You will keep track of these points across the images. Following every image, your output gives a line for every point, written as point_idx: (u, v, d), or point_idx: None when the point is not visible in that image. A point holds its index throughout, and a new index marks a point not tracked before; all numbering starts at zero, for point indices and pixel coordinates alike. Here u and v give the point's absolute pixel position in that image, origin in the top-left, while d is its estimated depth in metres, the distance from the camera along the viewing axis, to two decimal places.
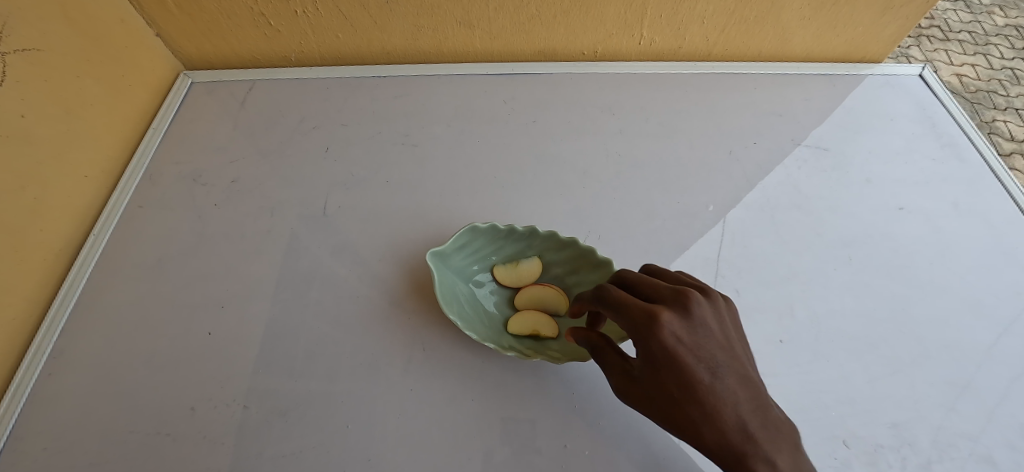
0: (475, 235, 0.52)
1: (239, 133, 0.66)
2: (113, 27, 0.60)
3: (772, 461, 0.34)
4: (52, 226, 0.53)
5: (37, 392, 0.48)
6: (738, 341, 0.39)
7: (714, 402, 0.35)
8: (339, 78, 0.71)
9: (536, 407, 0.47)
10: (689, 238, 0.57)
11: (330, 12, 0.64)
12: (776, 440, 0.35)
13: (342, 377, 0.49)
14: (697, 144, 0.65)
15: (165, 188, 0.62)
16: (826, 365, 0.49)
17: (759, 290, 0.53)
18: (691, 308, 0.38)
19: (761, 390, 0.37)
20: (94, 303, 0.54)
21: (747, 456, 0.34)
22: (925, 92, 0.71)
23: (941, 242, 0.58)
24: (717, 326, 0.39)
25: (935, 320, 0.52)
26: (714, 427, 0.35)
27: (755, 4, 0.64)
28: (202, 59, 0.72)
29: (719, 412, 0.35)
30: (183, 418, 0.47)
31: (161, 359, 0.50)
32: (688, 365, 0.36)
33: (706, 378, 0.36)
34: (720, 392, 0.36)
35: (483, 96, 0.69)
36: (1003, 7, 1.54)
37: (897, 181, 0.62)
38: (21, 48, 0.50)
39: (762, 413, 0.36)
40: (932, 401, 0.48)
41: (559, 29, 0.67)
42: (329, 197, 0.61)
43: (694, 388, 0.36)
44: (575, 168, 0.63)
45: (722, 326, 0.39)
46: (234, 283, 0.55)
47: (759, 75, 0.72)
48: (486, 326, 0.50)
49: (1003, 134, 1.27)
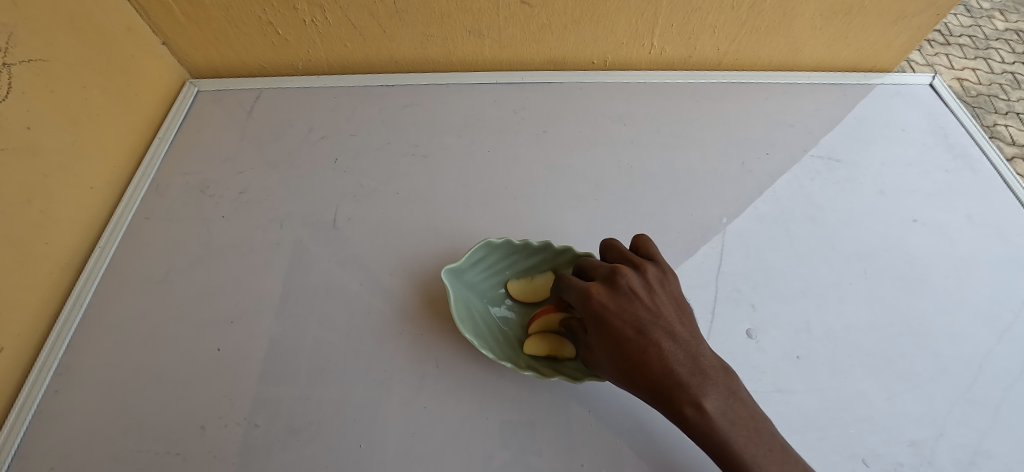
0: (491, 250, 0.51)
1: (246, 143, 0.66)
2: (119, 36, 0.60)
3: (699, 402, 0.37)
4: (58, 239, 0.52)
5: (43, 410, 0.47)
6: (672, 305, 0.43)
7: (639, 355, 0.39)
8: (347, 87, 0.70)
9: (553, 424, 0.47)
10: (702, 251, 0.56)
11: (339, 21, 0.64)
12: (705, 385, 0.38)
13: (354, 394, 0.48)
14: (708, 155, 0.64)
15: (171, 200, 0.61)
16: (844, 381, 0.49)
17: (775, 304, 0.53)
18: (617, 278, 0.42)
19: (693, 342, 0.40)
20: (101, 317, 0.53)
21: (676, 400, 0.38)
22: (935, 102, 0.71)
23: (956, 255, 0.57)
24: (649, 295, 0.43)
25: (951, 334, 0.52)
26: (647, 379, 0.39)
27: (767, 14, 0.64)
28: (209, 67, 0.71)
29: (645, 363, 0.39)
30: (192, 437, 0.46)
31: (170, 376, 0.49)
32: (614, 326, 0.41)
33: (631, 336, 0.40)
34: (647, 347, 0.39)
35: (492, 106, 0.68)
36: (1003, 11, 1.54)
37: (910, 193, 0.62)
38: (27, 59, 0.49)
39: (690, 362, 0.39)
40: (951, 418, 0.47)
41: (569, 38, 0.67)
42: (339, 209, 0.60)
43: (624, 345, 0.40)
44: (585, 178, 0.62)
45: (654, 295, 0.42)
46: (243, 297, 0.54)
47: (770, 84, 0.71)
48: (500, 343, 0.49)
49: (1005, 138, 1.27)
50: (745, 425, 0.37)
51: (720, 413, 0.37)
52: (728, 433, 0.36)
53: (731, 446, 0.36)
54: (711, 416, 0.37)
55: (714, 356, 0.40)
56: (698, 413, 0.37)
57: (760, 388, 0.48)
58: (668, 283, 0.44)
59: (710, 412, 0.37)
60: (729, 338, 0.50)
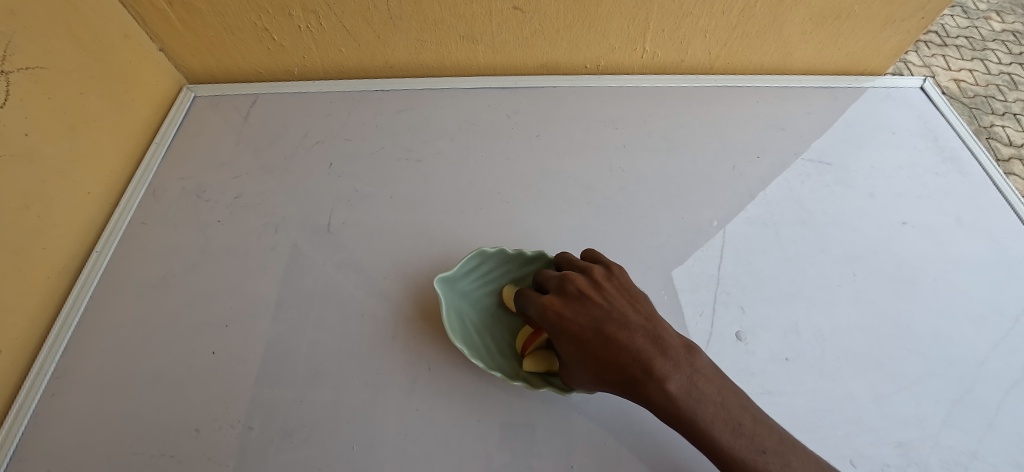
0: (484, 260, 0.52)
1: (242, 148, 0.66)
2: (116, 43, 0.60)
3: (662, 385, 0.37)
4: (55, 244, 0.53)
5: (40, 413, 0.48)
6: (625, 297, 0.44)
7: (597, 353, 0.40)
8: (342, 92, 0.71)
9: (544, 426, 0.47)
10: (693, 254, 0.57)
11: (334, 27, 0.64)
12: (665, 366, 0.38)
13: (347, 397, 0.49)
14: (700, 159, 0.65)
15: (168, 205, 0.62)
16: (833, 383, 0.49)
17: (765, 306, 0.53)
18: (566, 284, 0.44)
19: (648, 326, 0.41)
20: (97, 321, 0.53)
21: (640, 386, 0.38)
22: (926, 105, 0.71)
23: (945, 257, 0.58)
24: (600, 292, 0.44)
25: (939, 335, 0.53)
26: (610, 374, 0.40)
27: (757, 18, 0.65)
28: (205, 73, 0.72)
29: (604, 359, 0.40)
30: (187, 440, 0.47)
31: (165, 379, 0.50)
32: (569, 332, 0.42)
33: (589, 336, 0.41)
34: (605, 342, 0.40)
35: (486, 111, 0.69)
36: (999, 12, 1.55)
37: (900, 195, 0.62)
38: (25, 67, 0.50)
39: (646, 347, 0.39)
40: (940, 420, 0.48)
41: (562, 43, 0.68)
42: (333, 214, 0.61)
43: (582, 349, 0.41)
44: (578, 183, 0.63)
45: (605, 292, 0.44)
46: (238, 301, 0.54)
47: (761, 88, 0.72)
48: (492, 352, 0.49)
49: (1001, 138, 1.28)
50: (713, 401, 0.37)
51: (685, 392, 0.37)
52: (697, 412, 0.37)
53: (701, 423, 0.36)
54: (676, 397, 0.37)
55: (676, 336, 0.41)
56: (663, 396, 0.37)
57: (749, 390, 0.48)
58: (617, 278, 0.45)
59: (673, 393, 0.37)
60: (718, 341, 0.51)
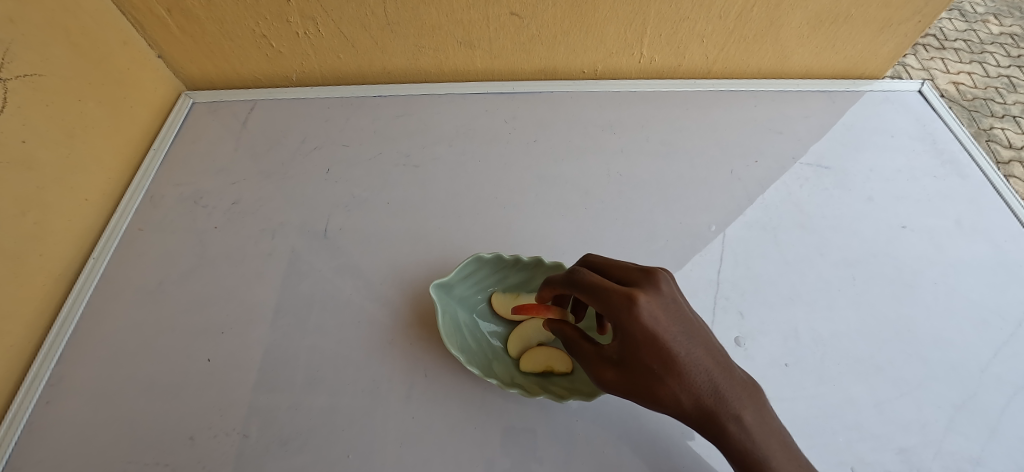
0: (480, 265, 0.51)
1: (239, 154, 0.66)
2: (115, 49, 0.60)
3: (739, 415, 0.37)
4: (52, 251, 0.53)
5: (34, 421, 0.48)
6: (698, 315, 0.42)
7: (684, 371, 0.37)
8: (340, 98, 0.71)
9: (542, 433, 0.47)
10: (691, 259, 0.56)
11: (332, 33, 0.65)
12: (743, 399, 0.38)
13: (344, 404, 0.48)
14: (697, 163, 0.65)
15: (165, 211, 0.62)
16: (833, 389, 0.49)
17: (763, 311, 0.53)
18: (661, 286, 0.40)
19: (727, 354, 0.40)
20: (94, 327, 0.53)
21: (719, 414, 0.37)
22: (924, 108, 0.71)
23: (945, 261, 0.57)
24: (682, 304, 0.41)
25: (939, 340, 0.52)
26: (689, 395, 0.37)
27: (754, 23, 0.65)
28: (204, 79, 0.72)
29: (689, 379, 0.37)
30: (181, 448, 0.46)
31: (161, 386, 0.49)
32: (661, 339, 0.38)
33: (682, 350, 0.38)
34: (694, 361, 0.38)
35: (484, 116, 0.69)
36: (997, 15, 1.55)
37: (898, 199, 0.62)
38: (24, 74, 0.50)
39: (728, 377, 0.38)
40: (941, 425, 0.47)
41: (559, 48, 0.68)
42: (330, 219, 0.61)
43: (669, 360, 0.37)
44: (576, 188, 0.63)
45: (686, 306, 0.41)
46: (235, 307, 0.54)
47: (759, 92, 0.72)
48: (488, 359, 0.49)
49: (1001, 141, 1.28)
50: (776, 439, 0.37)
51: (756, 426, 0.37)
52: (765, 448, 0.37)
53: (768, 460, 0.36)
54: (749, 430, 0.37)
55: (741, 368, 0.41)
56: (741, 429, 0.37)
57: None
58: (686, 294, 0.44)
59: (751, 426, 0.37)
60: None
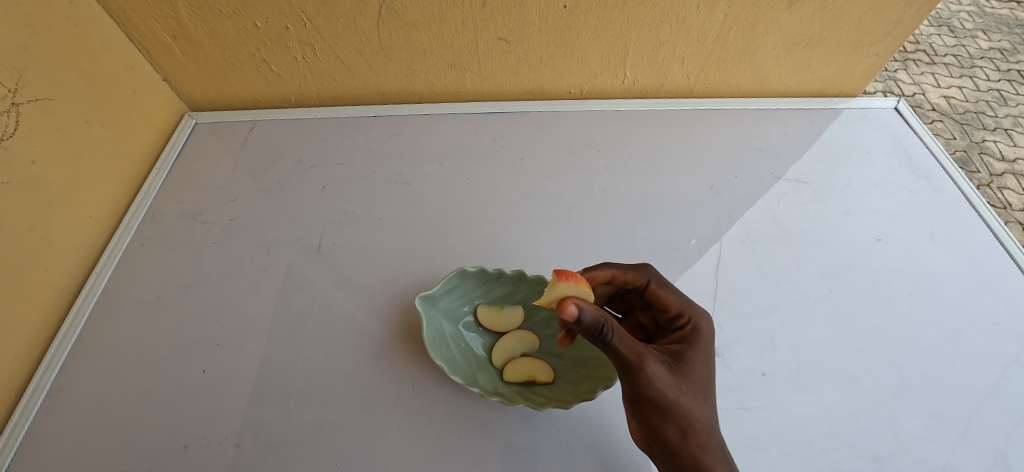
0: (464, 279, 0.53)
1: (238, 172, 0.69)
2: (122, 74, 0.63)
3: (698, 325, 0.46)
4: (57, 265, 0.55)
5: (33, 432, 0.49)
6: (703, 325, 0.46)
7: (704, 325, 0.46)
8: (336, 118, 0.74)
9: (523, 441, 0.48)
10: (672, 273, 0.58)
11: (328, 58, 0.68)
12: (703, 313, 0.47)
13: (332, 414, 0.50)
14: (679, 179, 0.67)
15: (166, 227, 0.64)
16: (809, 398, 0.50)
17: (741, 324, 0.54)
18: (694, 312, 0.47)
19: (706, 334, 0.46)
20: (94, 340, 0.55)
21: (694, 321, 0.46)
22: (900, 125, 0.74)
23: (920, 274, 0.59)
24: (691, 330, 0.46)
25: (915, 349, 0.54)
26: (698, 314, 0.47)
27: (731, 45, 0.67)
28: (206, 101, 0.75)
29: (700, 316, 0.47)
30: (175, 457, 0.48)
31: (157, 396, 0.51)
32: (712, 356, 0.46)
33: (705, 326, 0.46)
34: (701, 320, 0.47)
35: (473, 135, 0.72)
36: (986, 31, 1.59)
37: (875, 213, 0.64)
38: (36, 99, 0.52)
39: (705, 330, 0.46)
40: (915, 434, 0.48)
41: (545, 71, 0.71)
42: (324, 235, 0.63)
43: (696, 319, 0.46)
44: (561, 203, 0.65)
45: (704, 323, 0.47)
46: (230, 321, 0.56)
47: (739, 111, 0.75)
48: (473, 369, 0.51)
49: (993, 153, 1.29)
50: (708, 339, 0.46)
51: (708, 327, 0.46)
52: (707, 339, 0.46)
53: (704, 339, 0.45)
54: (701, 332, 0.46)
55: (704, 322, 0.46)
56: (703, 324, 0.46)
57: (725, 405, 0.49)
58: (699, 313, 0.47)
59: (705, 330, 0.46)
60: None
